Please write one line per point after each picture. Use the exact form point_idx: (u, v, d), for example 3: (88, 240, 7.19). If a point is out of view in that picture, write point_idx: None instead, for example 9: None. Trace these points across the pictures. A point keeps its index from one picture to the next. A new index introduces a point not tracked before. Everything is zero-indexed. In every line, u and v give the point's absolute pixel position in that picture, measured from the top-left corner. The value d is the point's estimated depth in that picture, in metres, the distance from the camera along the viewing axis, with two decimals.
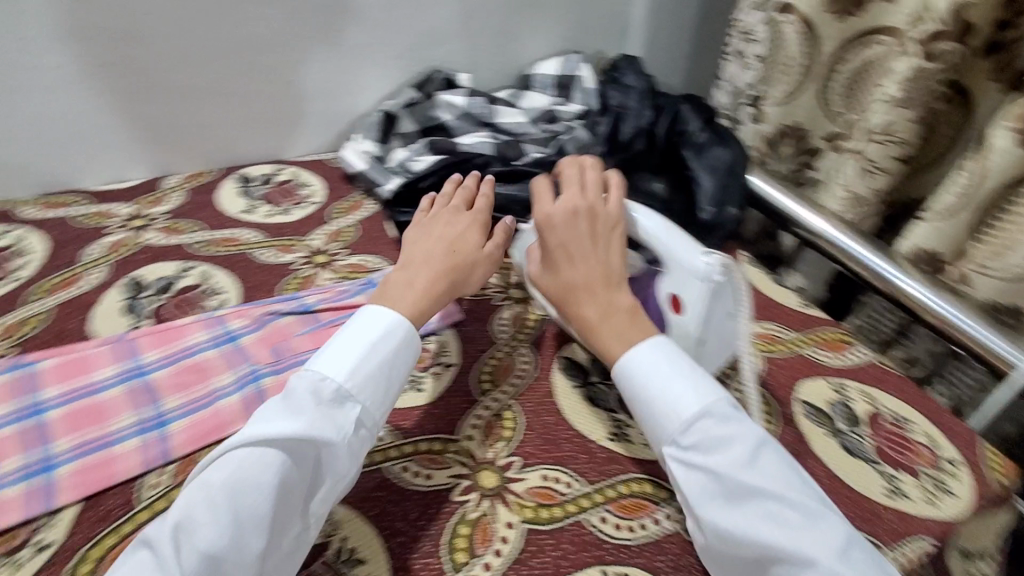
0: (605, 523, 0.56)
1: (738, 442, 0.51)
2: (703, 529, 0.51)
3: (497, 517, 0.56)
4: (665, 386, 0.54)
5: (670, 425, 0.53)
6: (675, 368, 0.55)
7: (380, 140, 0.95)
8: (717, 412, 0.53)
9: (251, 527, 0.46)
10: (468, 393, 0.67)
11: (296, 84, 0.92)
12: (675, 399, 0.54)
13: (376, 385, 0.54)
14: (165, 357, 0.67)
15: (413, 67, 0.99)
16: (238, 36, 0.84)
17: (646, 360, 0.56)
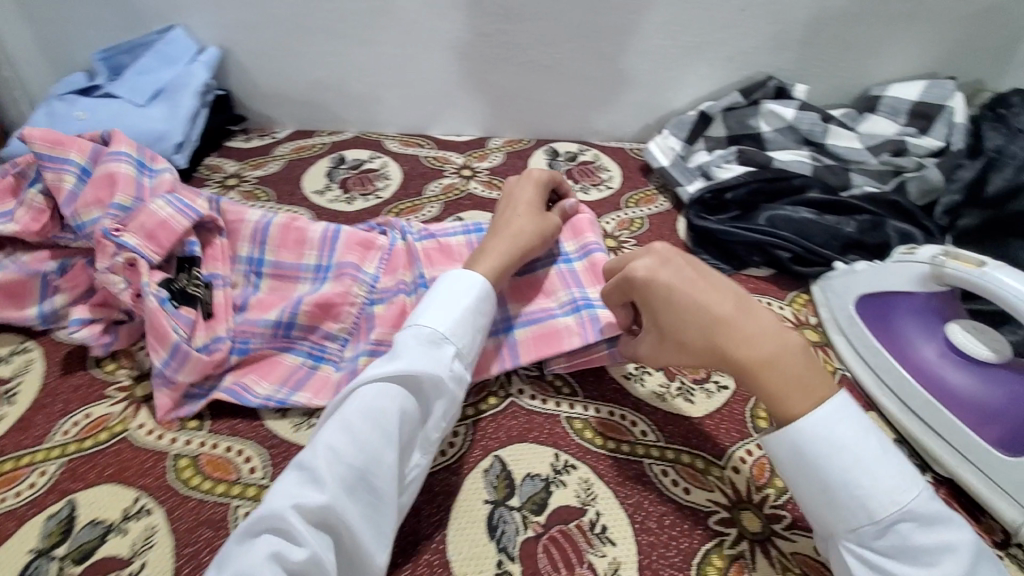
0: (667, 480, 0.49)
1: (905, 528, 0.37)
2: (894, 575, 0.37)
3: (552, 505, 0.47)
4: (838, 467, 0.39)
5: (860, 478, 0.39)
6: (845, 434, 0.40)
7: (438, 145, 0.93)
8: (883, 498, 0.38)
9: (358, 498, 0.39)
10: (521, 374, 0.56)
11: (348, 92, 0.93)
12: (844, 480, 0.39)
13: (472, 324, 0.49)
14: (390, 285, 0.58)
15: (468, 83, 0.91)
16: (291, 56, 0.89)
17: (848, 433, 0.40)
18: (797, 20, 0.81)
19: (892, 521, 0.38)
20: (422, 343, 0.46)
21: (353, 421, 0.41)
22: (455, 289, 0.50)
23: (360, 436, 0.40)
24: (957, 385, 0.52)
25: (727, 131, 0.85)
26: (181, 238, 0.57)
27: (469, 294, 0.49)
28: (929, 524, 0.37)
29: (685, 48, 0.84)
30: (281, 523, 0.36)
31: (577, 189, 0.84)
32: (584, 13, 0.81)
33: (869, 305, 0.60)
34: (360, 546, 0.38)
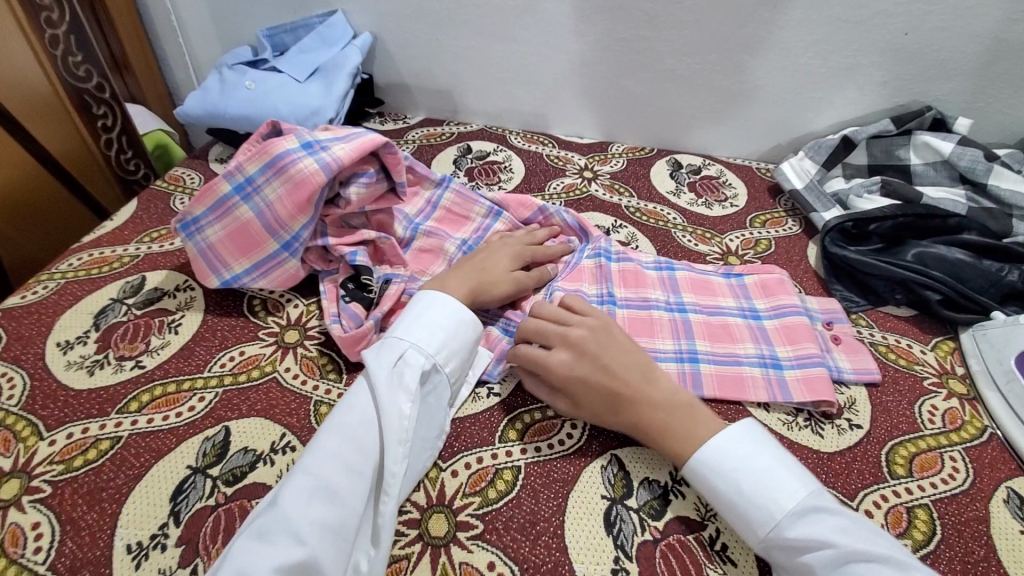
0: None
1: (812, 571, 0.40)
2: None
3: (669, 516, 0.46)
4: (735, 509, 0.43)
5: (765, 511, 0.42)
6: (745, 469, 0.44)
7: (559, 145, 0.95)
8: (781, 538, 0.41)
9: (331, 494, 0.41)
10: None
11: (481, 85, 0.96)
12: (745, 518, 0.43)
13: (438, 325, 0.51)
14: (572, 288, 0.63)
15: (597, 88, 0.92)
16: (434, 46, 0.93)
17: (710, 476, 0.45)
18: (967, 49, 0.75)
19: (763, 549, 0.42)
20: (382, 348, 0.49)
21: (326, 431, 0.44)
22: (416, 301, 0.53)
23: (329, 448, 0.43)
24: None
25: (869, 160, 0.81)
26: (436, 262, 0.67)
27: (438, 308, 0.52)
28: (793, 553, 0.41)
29: (835, 70, 0.81)
30: (269, 532, 0.38)
31: (700, 203, 0.82)
32: (732, 26, 0.79)
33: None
34: (342, 535, 0.40)
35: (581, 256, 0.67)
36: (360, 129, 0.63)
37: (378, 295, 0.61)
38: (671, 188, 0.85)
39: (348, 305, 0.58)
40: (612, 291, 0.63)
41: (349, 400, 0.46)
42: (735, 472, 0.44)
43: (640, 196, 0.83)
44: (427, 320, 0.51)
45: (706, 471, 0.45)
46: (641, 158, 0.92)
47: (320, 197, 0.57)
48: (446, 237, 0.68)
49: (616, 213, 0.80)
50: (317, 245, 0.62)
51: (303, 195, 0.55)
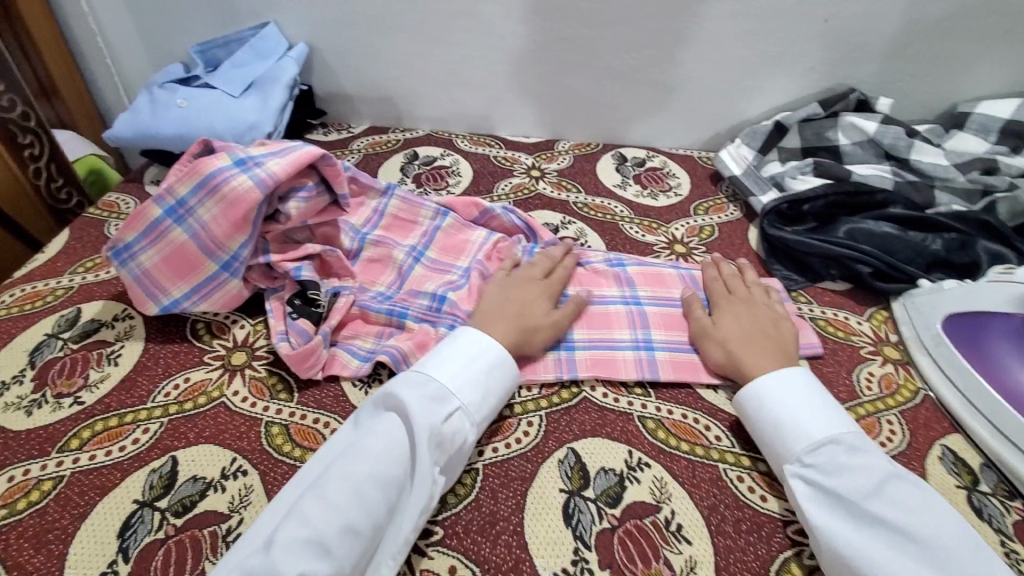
0: (743, 484, 0.48)
1: (868, 470, 0.43)
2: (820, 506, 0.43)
3: (626, 503, 0.47)
4: (799, 411, 0.48)
5: (796, 443, 0.46)
6: (819, 395, 0.49)
7: (507, 146, 0.95)
8: (846, 441, 0.45)
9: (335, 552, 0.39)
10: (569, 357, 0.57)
11: (425, 91, 0.96)
12: (807, 422, 0.47)
13: (483, 384, 0.49)
14: None
15: (540, 87, 0.92)
16: (373, 54, 0.92)
17: (784, 384, 0.49)
18: (884, 33, 0.79)
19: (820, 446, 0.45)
20: (427, 394, 0.47)
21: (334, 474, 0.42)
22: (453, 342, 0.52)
23: (338, 500, 0.40)
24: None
25: (802, 143, 0.84)
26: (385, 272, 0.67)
27: (467, 347, 0.51)
28: (853, 454, 0.44)
29: (763, 58, 0.84)
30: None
31: (646, 194, 0.84)
32: (664, 20, 0.81)
33: (956, 325, 0.58)
34: None
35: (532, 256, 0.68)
36: (296, 143, 0.62)
37: (327, 310, 0.60)
38: (617, 181, 0.87)
39: (296, 322, 0.57)
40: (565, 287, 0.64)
41: (376, 444, 0.44)
42: (806, 388, 0.49)
43: (587, 191, 0.85)
44: (472, 368, 0.49)
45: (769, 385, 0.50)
46: (587, 154, 0.93)
47: (257, 216, 0.56)
48: (395, 245, 0.68)
49: (565, 209, 0.81)
50: (261, 263, 0.60)
51: (239, 213, 0.54)
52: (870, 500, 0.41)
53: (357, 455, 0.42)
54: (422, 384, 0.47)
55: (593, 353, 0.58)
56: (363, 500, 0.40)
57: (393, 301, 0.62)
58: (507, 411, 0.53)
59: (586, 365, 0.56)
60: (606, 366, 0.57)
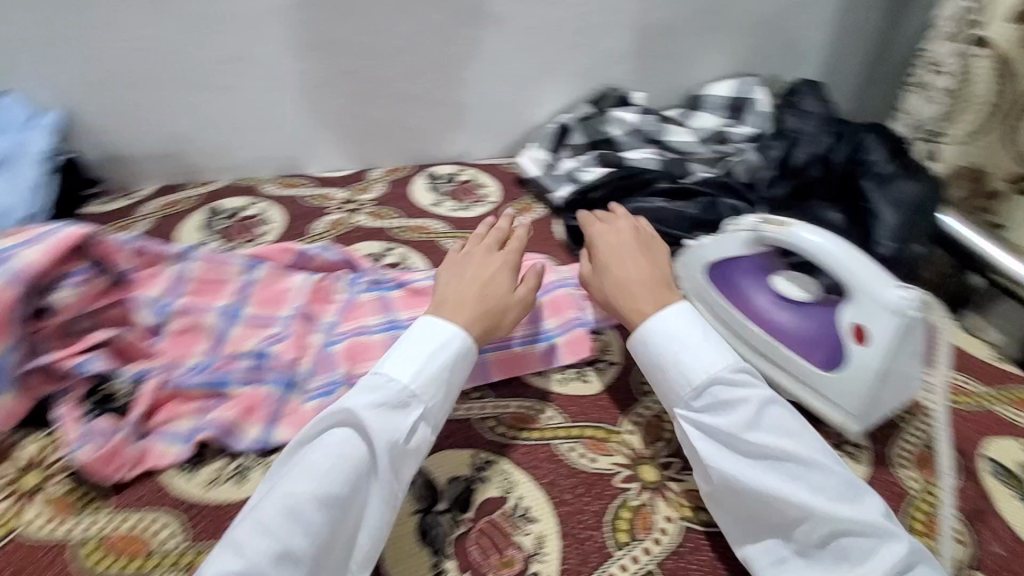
0: (575, 453, 0.54)
1: (749, 403, 0.48)
2: (712, 444, 0.48)
3: (476, 503, 0.50)
4: (696, 347, 0.51)
5: (684, 390, 0.50)
6: (711, 332, 0.52)
7: (318, 184, 0.94)
8: (729, 377, 0.49)
9: None
10: None
11: (214, 142, 0.91)
12: (700, 361, 0.50)
13: (442, 381, 0.50)
14: (351, 327, 0.65)
15: (338, 122, 0.93)
16: (146, 110, 0.86)
17: (675, 323, 0.52)
18: (625, 37, 0.93)
19: (707, 386, 0.49)
20: (360, 435, 0.46)
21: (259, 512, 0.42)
22: (418, 331, 0.52)
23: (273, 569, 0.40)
24: (804, 334, 0.59)
25: (586, 138, 0.95)
26: (196, 344, 0.61)
27: (414, 342, 0.51)
28: (732, 386, 0.49)
29: (535, 69, 0.93)
30: None
31: (460, 208, 0.89)
32: (440, 44, 0.87)
33: (717, 273, 0.65)
34: None
35: (355, 292, 0.69)
36: (56, 226, 0.57)
37: (129, 399, 0.55)
38: (433, 200, 0.91)
39: (92, 423, 0.52)
40: (393, 317, 0.67)
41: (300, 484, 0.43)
42: (695, 322, 0.53)
43: (404, 214, 0.87)
44: (440, 365, 0.50)
45: (651, 333, 0.53)
46: (399, 179, 0.95)
47: (17, 313, 0.52)
48: (203, 311, 0.63)
49: (384, 237, 0.82)
50: (36, 367, 0.54)
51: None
52: (752, 433, 0.46)
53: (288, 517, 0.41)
54: (372, 387, 0.48)
55: None
56: (305, 523, 0.41)
57: (208, 371, 0.58)
58: None
59: None
60: None
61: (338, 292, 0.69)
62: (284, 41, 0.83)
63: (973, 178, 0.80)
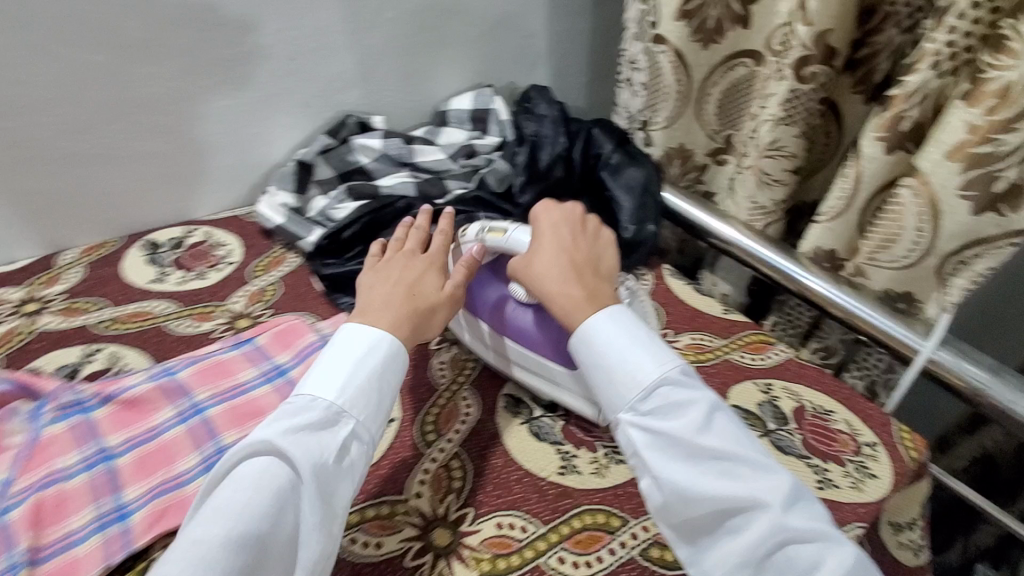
0: (353, 545, 0.47)
1: (698, 403, 0.48)
2: (662, 451, 0.47)
3: None
4: (631, 350, 0.51)
5: (630, 394, 0.49)
6: (643, 332, 0.52)
7: None
8: (674, 376, 0.49)
9: None
10: (126, 534, 0.47)
11: None
12: (643, 363, 0.50)
13: (373, 388, 0.49)
14: (36, 480, 0.51)
15: None
16: None
17: (608, 328, 0.52)
18: (348, 62, 0.87)
19: (654, 387, 0.49)
20: (260, 477, 0.43)
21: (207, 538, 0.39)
22: (342, 341, 0.51)
23: None
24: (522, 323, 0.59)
25: (334, 172, 0.88)
26: None
27: (364, 341, 0.51)
28: (682, 386, 0.49)
29: (252, 106, 0.83)
30: None
31: (192, 277, 0.75)
32: (112, 91, 0.72)
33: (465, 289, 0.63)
34: None
35: (42, 426, 0.54)
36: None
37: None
38: (153, 275, 0.75)
39: None
40: (103, 447, 0.53)
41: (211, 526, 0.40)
42: (619, 328, 0.52)
43: (114, 301, 0.71)
44: (382, 364, 0.51)
45: (591, 336, 0.52)
46: (105, 257, 0.77)
47: None
48: None
49: (86, 337, 0.65)
50: None
51: None
52: (703, 436, 0.46)
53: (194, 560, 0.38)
54: (293, 413, 0.47)
55: (156, 508, 0.49)
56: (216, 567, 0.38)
57: None
58: None
59: (147, 527, 0.48)
60: (174, 512, 0.49)
61: (14, 435, 0.54)
62: None
63: (682, 158, 0.91)
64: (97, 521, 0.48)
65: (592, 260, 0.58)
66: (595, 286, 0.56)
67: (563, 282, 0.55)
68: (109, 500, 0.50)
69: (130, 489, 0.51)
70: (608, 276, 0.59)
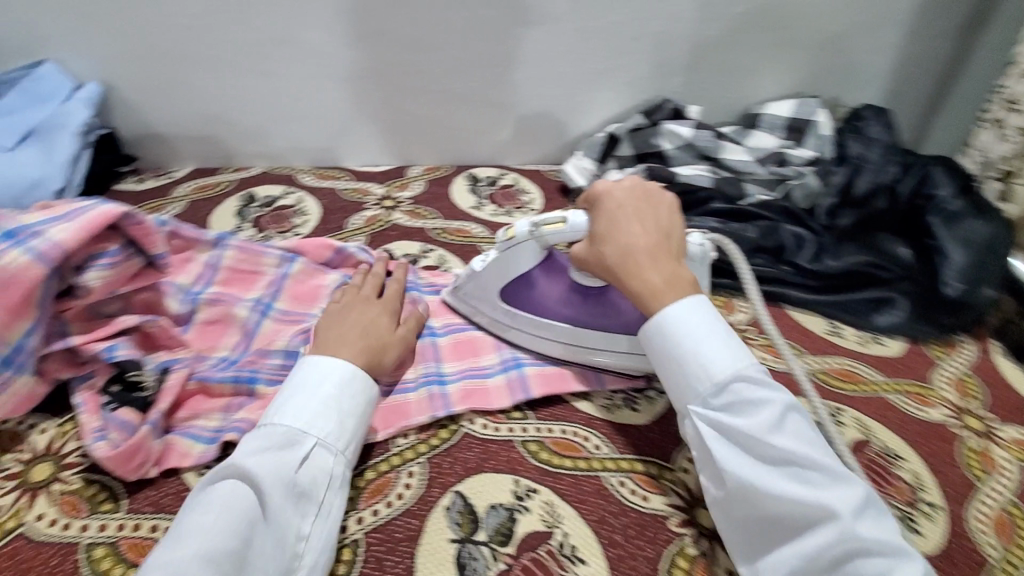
0: (624, 487, 0.50)
1: (771, 405, 0.44)
2: (719, 446, 0.45)
3: (517, 535, 0.46)
4: (707, 340, 0.47)
5: (701, 384, 0.47)
6: (724, 329, 0.48)
7: (354, 177, 0.91)
8: (753, 373, 0.46)
9: None
10: (444, 398, 0.55)
11: (252, 127, 0.89)
12: (716, 356, 0.47)
13: (338, 410, 0.46)
14: None
15: (381, 115, 0.90)
16: (183, 88, 0.83)
17: (686, 317, 0.48)
18: (686, 50, 0.89)
19: (728, 381, 0.46)
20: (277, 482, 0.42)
21: (180, 549, 0.38)
22: (306, 373, 0.48)
23: None
24: (549, 299, 0.59)
25: (634, 150, 0.91)
26: (225, 339, 0.59)
27: (317, 374, 0.48)
28: (750, 386, 0.45)
29: (588, 76, 0.89)
30: None
31: (502, 213, 0.86)
32: (491, 43, 0.83)
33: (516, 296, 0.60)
34: None
35: None
36: (90, 202, 0.53)
37: (154, 392, 0.51)
38: (472, 204, 0.87)
39: (115, 414, 0.49)
40: (431, 325, 0.63)
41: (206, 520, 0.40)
42: (691, 321, 0.48)
43: (444, 215, 0.84)
44: (355, 396, 0.48)
45: (663, 324, 0.49)
46: (441, 179, 0.92)
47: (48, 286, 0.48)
48: (235, 301, 0.61)
49: (423, 238, 0.79)
50: (59, 350, 0.50)
51: (15, 296, 0.46)
52: (774, 436, 0.43)
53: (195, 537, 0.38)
54: (262, 439, 0.44)
55: (467, 386, 0.57)
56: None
57: (236, 365, 0.55)
58: (386, 466, 0.50)
59: (460, 399, 0.56)
60: (480, 396, 0.56)
61: None
62: (330, 25, 0.79)
63: None
64: (424, 378, 0.57)
65: (665, 235, 0.53)
66: (670, 269, 0.51)
67: (657, 262, 0.51)
68: (432, 365, 0.59)
69: (450, 364, 0.60)
70: (681, 257, 0.53)
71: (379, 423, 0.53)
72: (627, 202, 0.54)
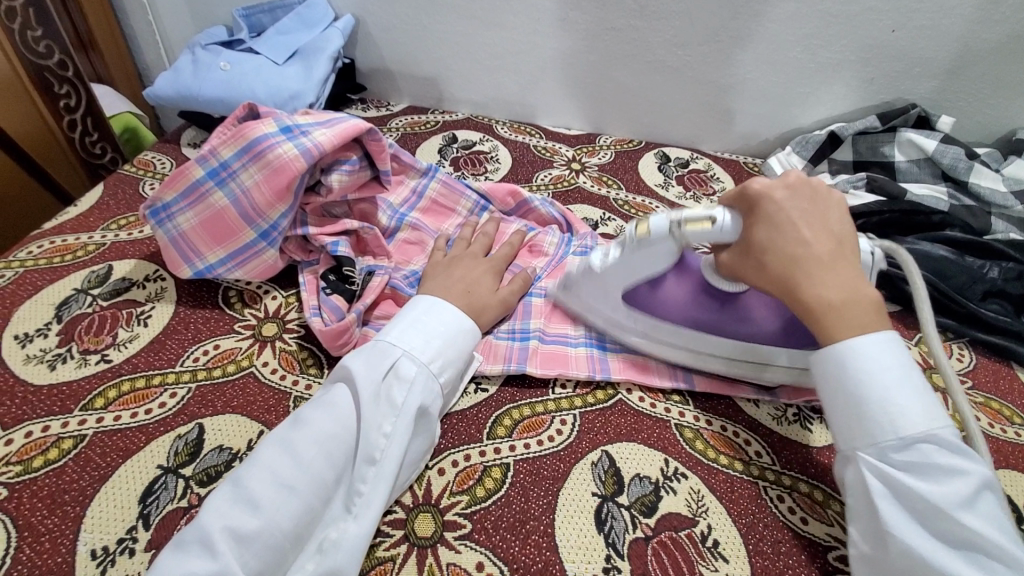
0: (781, 503, 0.47)
1: (965, 477, 0.37)
2: (887, 505, 0.38)
3: (658, 510, 0.45)
4: (896, 384, 0.40)
5: (882, 434, 0.39)
6: (912, 371, 0.41)
7: (546, 135, 0.93)
8: (948, 435, 0.39)
9: (269, 528, 0.36)
10: (605, 362, 0.56)
11: (466, 74, 0.94)
12: (910, 406, 0.39)
13: (444, 348, 0.48)
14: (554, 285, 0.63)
15: (587, 79, 0.90)
16: (417, 30, 0.90)
17: (876, 351, 0.41)
18: (955, 50, 0.76)
19: (916, 439, 0.39)
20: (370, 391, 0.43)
21: (293, 441, 0.40)
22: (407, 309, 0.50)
23: (302, 460, 0.39)
24: (674, 300, 0.53)
25: (855, 156, 0.81)
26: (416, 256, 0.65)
27: (430, 313, 0.49)
28: (945, 448, 0.39)
29: (820, 66, 0.81)
30: (205, 540, 0.35)
31: (689, 197, 0.82)
32: (720, 18, 0.78)
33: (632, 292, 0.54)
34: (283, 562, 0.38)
35: (568, 251, 0.67)
36: (341, 114, 0.60)
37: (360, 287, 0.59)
38: (658, 182, 0.85)
39: (330, 297, 0.56)
40: None
41: (312, 414, 0.42)
42: (885, 354, 0.41)
43: (628, 188, 0.83)
44: (448, 327, 0.49)
45: (843, 352, 0.42)
46: (632, 153, 0.90)
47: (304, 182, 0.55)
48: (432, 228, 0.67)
49: (605, 205, 0.79)
50: (296, 235, 0.59)
51: (281, 181, 0.53)
52: (962, 512, 0.36)
53: (301, 426, 0.41)
54: (368, 352, 0.46)
55: (627, 357, 0.57)
56: (302, 463, 0.39)
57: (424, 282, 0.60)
58: (542, 408, 0.52)
59: (619, 367, 0.55)
60: (640, 369, 0.55)
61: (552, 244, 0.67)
62: None
63: None
64: (586, 338, 0.58)
65: (837, 242, 0.45)
66: (851, 285, 0.44)
67: (831, 275, 0.44)
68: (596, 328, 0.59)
69: None
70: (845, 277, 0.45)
71: (539, 364, 0.54)
72: (789, 205, 0.46)
